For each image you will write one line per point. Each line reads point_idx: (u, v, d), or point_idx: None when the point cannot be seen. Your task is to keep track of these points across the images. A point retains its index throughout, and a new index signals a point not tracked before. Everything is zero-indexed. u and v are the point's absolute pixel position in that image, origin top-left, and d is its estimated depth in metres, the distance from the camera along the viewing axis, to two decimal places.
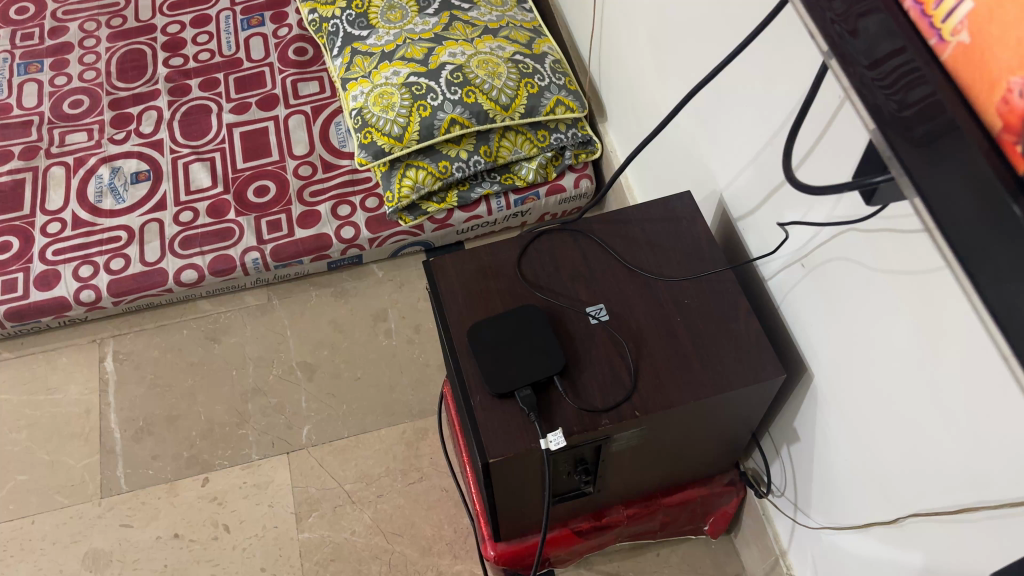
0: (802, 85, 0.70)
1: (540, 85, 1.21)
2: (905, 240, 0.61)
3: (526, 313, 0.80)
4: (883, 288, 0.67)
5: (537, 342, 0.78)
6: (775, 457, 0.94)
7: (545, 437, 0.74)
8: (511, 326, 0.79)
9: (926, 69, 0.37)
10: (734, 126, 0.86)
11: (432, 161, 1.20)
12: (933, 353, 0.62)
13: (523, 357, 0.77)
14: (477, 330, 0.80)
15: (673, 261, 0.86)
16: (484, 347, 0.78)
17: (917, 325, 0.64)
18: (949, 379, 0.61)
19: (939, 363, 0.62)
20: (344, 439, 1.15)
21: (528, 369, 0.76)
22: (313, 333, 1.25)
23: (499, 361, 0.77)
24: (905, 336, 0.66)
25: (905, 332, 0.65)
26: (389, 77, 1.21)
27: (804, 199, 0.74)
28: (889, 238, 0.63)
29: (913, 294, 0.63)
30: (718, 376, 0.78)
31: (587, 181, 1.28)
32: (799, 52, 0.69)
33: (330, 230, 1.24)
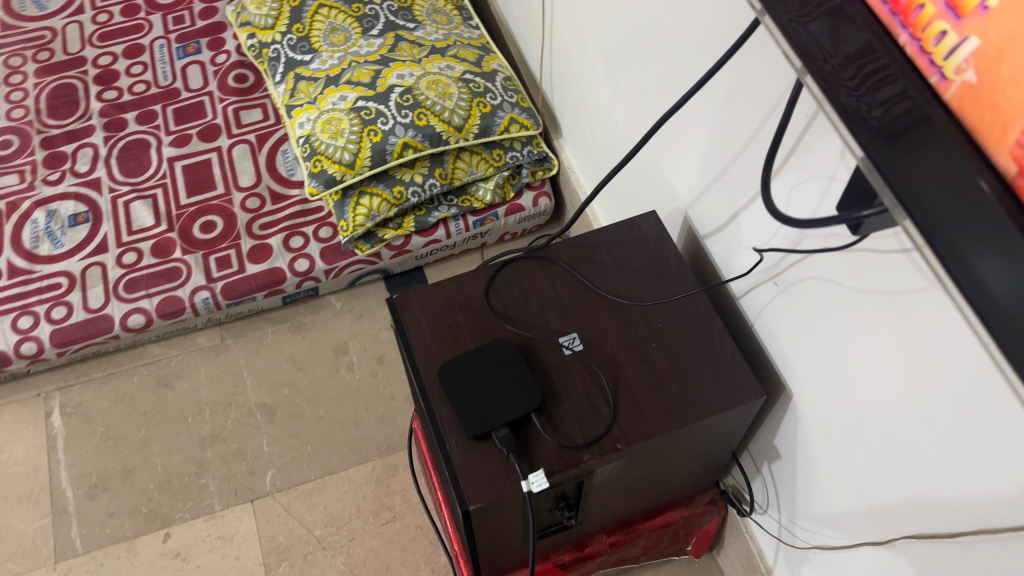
0: (768, 103, 0.68)
1: (492, 104, 1.18)
2: (886, 259, 0.60)
3: (499, 347, 0.77)
4: (864, 309, 0.65)
5: (511, 378, 0.75)
6: (755, 474, 0.92)
7: (527, 479, 0.70)
8: (483, 362, 0.76)
9: (909, 81, 0.35)
10: (696, 143, 0.84)
11: (386, 187, 1.16)
12: (923, 371, 0.61)
13: (499, 395, 0.73)
14: (449, 368, 0.76)
15: (643, 284, 0.84)
16: (457, 386, 0.75)
17: (903, 344, 0.62)
18: (941, 399, 0.59)
19: (930, 380, 0.60)
20: (311, 482, 1.10)
21: (505, 407, 0.73)
22: (270, 372, 1.20)
23: (474, 400, 0.73)
24: (891, 356, 0.64)
25: (891, 352, 0.64)
26: (336, 102, 1.17)
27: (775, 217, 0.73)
28: (868, 257, 0.62)
29: (899, 314, 0.61)
30: (699, 399, 0.76)
31: (546, 199, 1.25)
32: (763, 70, 0.67)
33: (283, 263, 1.19)
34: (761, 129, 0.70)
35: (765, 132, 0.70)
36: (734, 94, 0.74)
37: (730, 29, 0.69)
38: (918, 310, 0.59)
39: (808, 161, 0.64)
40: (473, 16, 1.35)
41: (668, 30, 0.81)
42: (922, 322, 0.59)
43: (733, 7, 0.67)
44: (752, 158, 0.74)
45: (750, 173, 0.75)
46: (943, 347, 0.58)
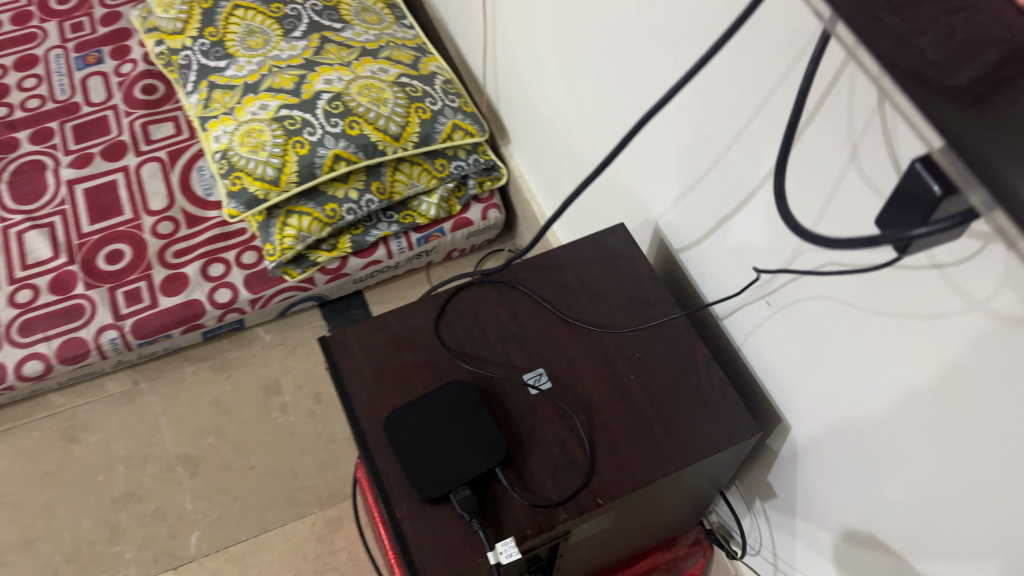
0: (757, 97, 0.58)
1: (432, 109, 1.07)
2: (914, 273, 0.49)
3: (455, 391, 0.66)
4: (880, 333, 0.54)
5: (471, 427, 0.63)
6: (745, 511, 0.82)
7: (494, 549, 0.58)
8: (436, 411, 0.65)
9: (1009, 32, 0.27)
10: (662, 148, 0.74)
11: (317, 205, 1.04)
12: (956, 407, 0.49)
13: (457, 451, 0.62)
14: (396, 420, 0.64)
15: (616, 309, 0.73)
16: (407, 442, 0.63)
17: (931, 375, 0.51)
18: (973, 443, 0.49)
19: (965, 418, 0.49)
20: (243, 542, 0.97)
21: (465, 465, 0.61)
22: (193, 418, 1.06)
23: (428, 458, 0.62)
24: (913, 388, 0.53)
25: (911, 384, 0.53)
26: (256, 112, 1.04)
27: (765, 228, 0.63)
28: (890, 273, 0.51)
29: (927, 338, 0.50)
30: (688, 443, 0.66)
31: (496, 212, 1.15)
32: (748, 59, 0.57)
33: (201, 294, 1.06)
34: (747, 128, 0.60)
35: (754, 130, 0.60)
36: (712, 89, 0.63)
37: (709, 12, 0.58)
38: (954, 334, 0.48)
39: (810, 165, 0.55)
40: (406, 15, 1.23)
41: (630, 19, 0.71)
42: (957, 347, 0.48)
43: None
44: (736, 161, 0.64)
45: (734, 178, 0.65)
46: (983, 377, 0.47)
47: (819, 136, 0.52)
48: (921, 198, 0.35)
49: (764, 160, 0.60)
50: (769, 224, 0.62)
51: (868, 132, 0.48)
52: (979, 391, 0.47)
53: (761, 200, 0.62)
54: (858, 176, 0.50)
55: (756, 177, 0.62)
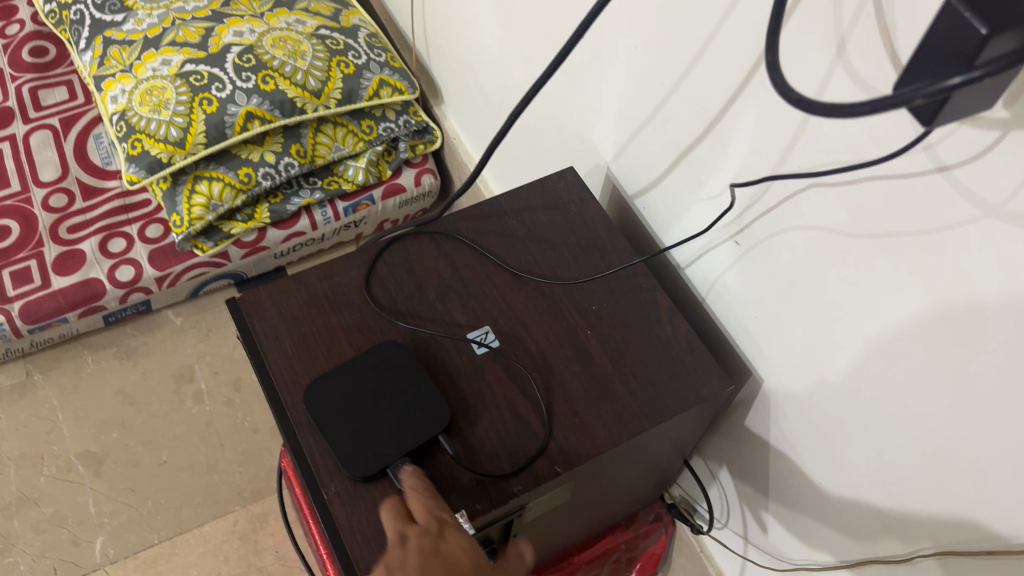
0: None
1: (355, 64, 0.98)
2: (914, 180, 0.42)
3: (388, 354, 0.57)
4: (874, 262, 0.47)
5: (408, 392, 0.55)
6: (711, 481, 0.76)
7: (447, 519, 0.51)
8: (368, 378, 0.56)
9: None
10: (615, 81, 0.67)
11: (229, 170, 0.94)
12: (966, 333, 0.43)
13: (394, 423, 0.54)
14: (321, 389, 0.56)
15: (569, 260, 0.66)
16: (333, 414, 0.54)
17: (936, 301, 0.44)
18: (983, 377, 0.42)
19: (976, 345, 0.42)
20: (155, 546, 0.86)
21: (402, 437, 0.53)
22: (95, 411, 0.95)
23: (358, 430, 0.53)
24: (913, 321, 0.46)
25: (911, 315, 0.46)
26: (157, 68, 0.94)
27: (727, 154, 0.57)
28: (887, 185, 0.44)
29: (931, 258, 0.43)
30: (652, 402, 0.58)
31: (430, 177, 1.07)
32: None
33: (100, 272, 0.95)
34: (712, 39, 0.53)
35: (720, 41, 0.53)
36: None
37: None
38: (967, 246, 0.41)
39: (794, 71, 0.48)
40: None
41: None
42: (970, 263, 0.41)
43: None
44: (699, 78, 0.56)
45: (697, 101, 0.58)
46: (1000, 294, 0.40)
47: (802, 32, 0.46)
48: (960, 43, 0.28)
49: (730, 75, 0.53)
50: (740, 151, 0.55)
51: (858, 21, 0.42)
52: (996, 313, 0.40)
53: (724, 124, 0.56)
54: (846, 75, 0.44)
55: (722, 98, 0.55)
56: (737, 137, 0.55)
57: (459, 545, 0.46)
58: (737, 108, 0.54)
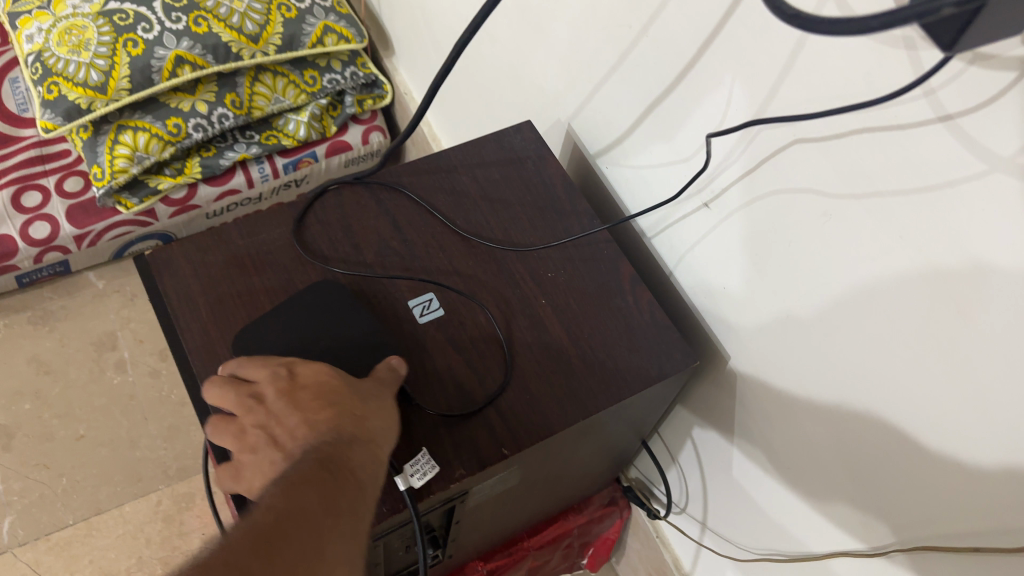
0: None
1: (298, 8, 0.90)
2: (910, 129, 0.37)
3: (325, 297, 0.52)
4: (860, 226, 0.42)
5: (343, 334, 0.50)
6: (669, 463, 0.72)
7: (403, 471, 0.46)
8: (303, 329, 0.50)
9: None
10: (578, 25, 0.61)
11: (157, 120, 0.86)
12: (960, 304, 0.37)
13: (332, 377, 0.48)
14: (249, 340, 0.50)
15: (523, 221, 0.60)
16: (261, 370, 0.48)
17: (927, 266, 0.39)
18: (977, 355, 0.37)
19: (971, 317, 0.37)
20: (68, 528, 0.79)
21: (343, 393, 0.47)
22: (5, 379, 0.87)
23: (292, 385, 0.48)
24: (900, 292, 0.41)
25: (897, 284, 0.41)
26: (77, 5, 0.85)
27: (698, 105, 0.51)
28: (879, 137, 0.39)
29: (925, 216, 0.38)
30: (610, 377, 0.53)
31: (378, 135, 1.00)
32: None
33: (12, 228, 0.86)
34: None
35: None
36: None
37: None
38: (964, 200, 0.36)
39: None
40: None
41: None
42: (973, 225, 0.36)
43: None
44: (673, 18, 0.50)
45: (669, 45, 0.52)
46: (1003, 258, 0.35)
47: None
48: None
49: (706, 12, 0.47)
50: (716, 101, 0.49)
51: None
52: (999, 282, 0.35)
53: (697, 70, 0.50)
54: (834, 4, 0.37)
55: (694, 39, 0.49)
56: (712, 84, 0.49)
57: (316, 368, 0.43)
58: (713, 52, 0.48)
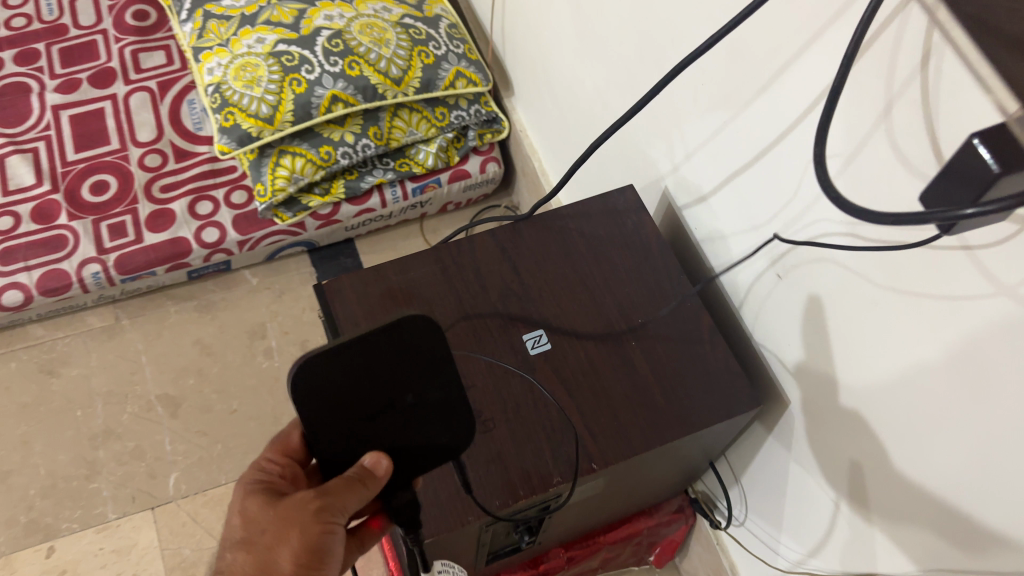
0: (781, 59, 0.54)
1: (435, 54, 1.04)
2: (913, 253, 0.46)
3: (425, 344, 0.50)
4: (880, 321, 0.51)
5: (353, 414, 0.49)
6: (733, 483, 0.82)
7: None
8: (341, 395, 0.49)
9: None
10: (672, 108, 0.71)
11: (311, 147, 1.01)
12: (952, 396, 0.46)
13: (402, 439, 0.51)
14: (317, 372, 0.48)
15: (621, 273, 0.72)
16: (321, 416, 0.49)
17: (930, 365, 0.48)
18: (967, 432, 0.46)
19: (958, 406, 0.46)
20: (221, 486, 0.97)
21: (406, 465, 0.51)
22: (174, 357, 1.04)
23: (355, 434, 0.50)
24: (910, 380, 0.50)
25: (908, 373, 0.50)
26: (252, 45, 1.00)
27: (760, 198, 0.62)
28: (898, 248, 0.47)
29: (924, 323, 0.47)
30: (686, 413, 0.64)
31: (495, 165, 1.13)
32: (766, 23, 0.54)
33: (188, 232, 1.03)
34: (771, 85, 0.56)
35: (760, 108, 0.58)
36: (735, 48, 0.59)
37: None
38: (954, 317, 0.45)
39: (840, 133, 0.50)
40: None
41: None
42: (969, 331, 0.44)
43: None
44: (746, 128, 0.61)
45: (745, 137, 0.61)
46: (984, 369, 0.43)
47: (849, 104, 0.49)
48: (979, 176, 0.34)
49: (773, 125, 0.57)
50: (777, 199, 0.59)
51: (905, 91, 0.44)
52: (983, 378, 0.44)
53: (760, 171, 0.61)
54: (888, 143, 0.46)
55: (760, 146, 0.60)
56: (777, 180, 0.59)
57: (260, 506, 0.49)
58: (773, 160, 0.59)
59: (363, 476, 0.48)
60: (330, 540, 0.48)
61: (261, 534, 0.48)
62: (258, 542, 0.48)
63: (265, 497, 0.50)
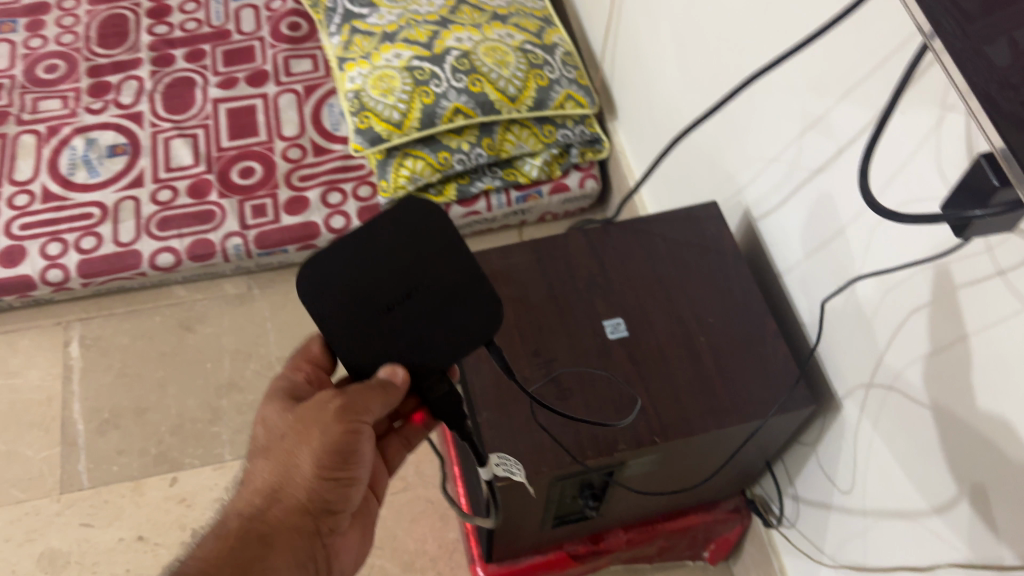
0: (850, 83, 0.61)
1: (549, 78, 1.15)
2: (938, 261, 0.55)
3: (421, 222, 0.59)
4: (914, 324, 0.59)
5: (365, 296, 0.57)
6: (788, 486, 0.88)
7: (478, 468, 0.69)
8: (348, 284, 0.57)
9: None
10: (751, 129, 0.79)
11: (431, 151, 1.14)
12: (971, 387, 0.54)
13: (410, 312, 0.57)
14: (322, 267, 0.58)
15: (696, 277, 0.81)
16: (335, 296, 0.57)
17: (954, 359, 0.55)
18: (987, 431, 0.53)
19: (981, 401, 0.53)
20: None
21: (421, 346, 0.57)
22: (295, 326, 1.19)
23: (365, 312, 0.57)
24: (939, 374, 0.57)
25: (937, 366, 0.57)
26: (390, 59, 1.14)
27: (817, 217, 0.71)
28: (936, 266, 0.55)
29: (950, 325, 0.55)
30: (744, 403, 0.72)
31: (593, 182, 1.23)
32: (833, 59, 0.62)
33: (318, 218, 1.17)
34: (831, 110, 0.64)
35: (824, 126, 0.66)
36: (815, 68, 0.65)
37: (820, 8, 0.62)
38: (972, 315, 0.52)
39: (885, 159, 0.58)
40: None
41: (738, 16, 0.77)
42: (991, 342, 0.51)
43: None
44: (810, 147, 0.69)
45: (816, 153, 0.68)
46: (1003, 373, 0.50)
47: (897, 131, 0.56)
48: (982, 186, 0.42)
49: (830, 149, 0.66)
50: (834, 216, 0.68)
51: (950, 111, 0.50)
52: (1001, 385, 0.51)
53: (816, 188, 0.70)
54: (933, 158, 0.53)
55: (819, 164, 0.68)
56: (839, 193, 0.66)
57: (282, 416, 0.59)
58: (828, 177, 0.67)
59: (382, 383, 0.56)
60: (354, 442, 0.57)
61: (283, 438, 0.58)
62: (279, 447, 0.58)
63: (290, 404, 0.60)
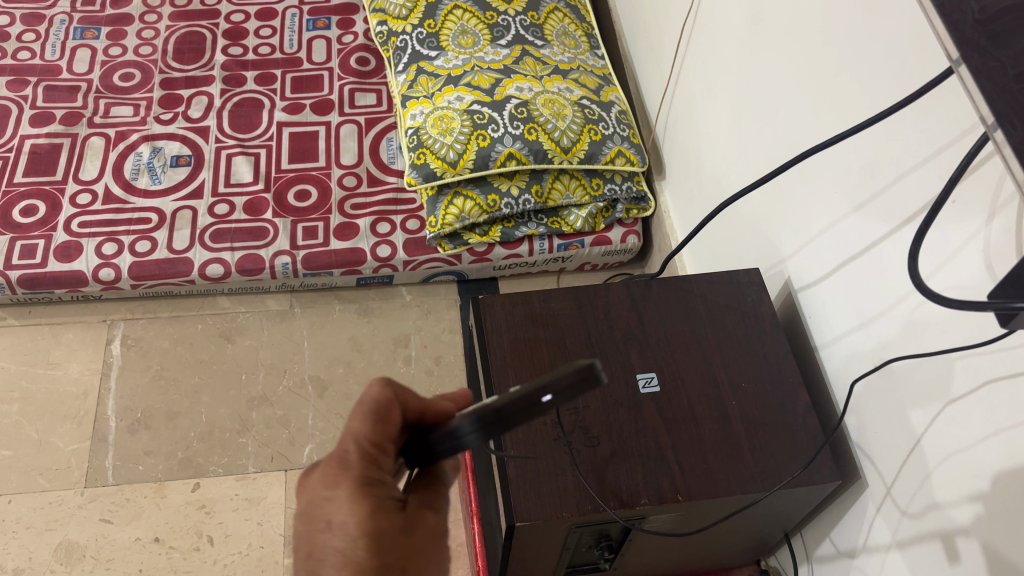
0: (904, 172, 0.63)
1: (603, 133, 1.19)
2: (979, 349, 0.56)
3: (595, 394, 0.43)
4: (951, 415, 0.60)
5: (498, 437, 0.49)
6: (803, 560, 0.88)
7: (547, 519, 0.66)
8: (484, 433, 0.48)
9: None
10: (800, 202, 0.81)
11: (481, 193, 1.16)
12: (999, 477, 0.55)
13: None
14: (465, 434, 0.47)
15: (733, 341, 0.82)
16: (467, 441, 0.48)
17: (985, 449, 0.56)
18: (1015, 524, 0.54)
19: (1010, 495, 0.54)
20: None
21: None
22: (330, 348, 1.22)
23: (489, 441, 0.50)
24: (969, 463, 0.58)
25: (969, 454, 0.58)
26: (451, 101, 1.18)
27: (859, 296, 0.72)
28: (980, 354, 0.56)
29: (988, 418, 0.56)
30: (770, 471, 0.73)
31: (635, 238, 1.25)
32: (889, 146, 0.65)
33: (366, 245, 1.21)
34: (885, 192, 0.66)
35: (873, 208, 0.68)
36: (870, 152, 0.68)
37: (882, 96, 0.64)
38: (1011, 410, 0.54)
39: (933, 247, 0.60)
40: (601, 46, 1.35)
41: (798, 94, 0.79)
42: None
43: (873, 89, 0.65)
44: (855, 227, 0.71)
45: (865, 231, 0.70)
46: None
47: (949, 218, 0.58)
48: None
49: (878, 231, 0.68)
50: (877, 298, 0.69)
51: (1007, 206, 0.52)
52: None
53: (860, 267, 0.71)
54: (980, 247, 0.55)
55: (863, 244, 0.70)
56: (884, 272, 0.68)
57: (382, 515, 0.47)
58: (873, 260, 0.69)
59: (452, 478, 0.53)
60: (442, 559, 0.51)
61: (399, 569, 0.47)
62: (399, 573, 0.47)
63: (393, 518, 0.48)
